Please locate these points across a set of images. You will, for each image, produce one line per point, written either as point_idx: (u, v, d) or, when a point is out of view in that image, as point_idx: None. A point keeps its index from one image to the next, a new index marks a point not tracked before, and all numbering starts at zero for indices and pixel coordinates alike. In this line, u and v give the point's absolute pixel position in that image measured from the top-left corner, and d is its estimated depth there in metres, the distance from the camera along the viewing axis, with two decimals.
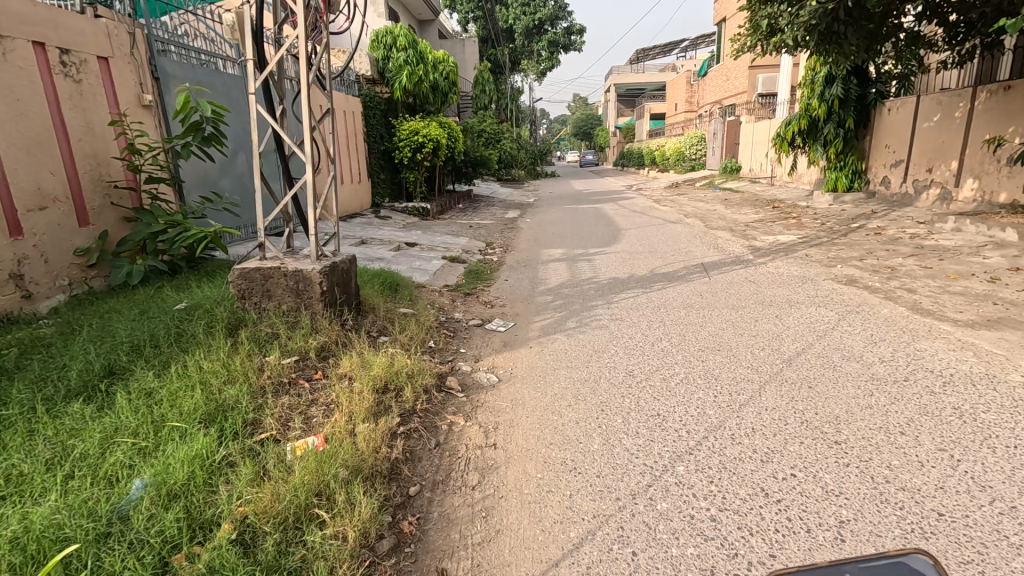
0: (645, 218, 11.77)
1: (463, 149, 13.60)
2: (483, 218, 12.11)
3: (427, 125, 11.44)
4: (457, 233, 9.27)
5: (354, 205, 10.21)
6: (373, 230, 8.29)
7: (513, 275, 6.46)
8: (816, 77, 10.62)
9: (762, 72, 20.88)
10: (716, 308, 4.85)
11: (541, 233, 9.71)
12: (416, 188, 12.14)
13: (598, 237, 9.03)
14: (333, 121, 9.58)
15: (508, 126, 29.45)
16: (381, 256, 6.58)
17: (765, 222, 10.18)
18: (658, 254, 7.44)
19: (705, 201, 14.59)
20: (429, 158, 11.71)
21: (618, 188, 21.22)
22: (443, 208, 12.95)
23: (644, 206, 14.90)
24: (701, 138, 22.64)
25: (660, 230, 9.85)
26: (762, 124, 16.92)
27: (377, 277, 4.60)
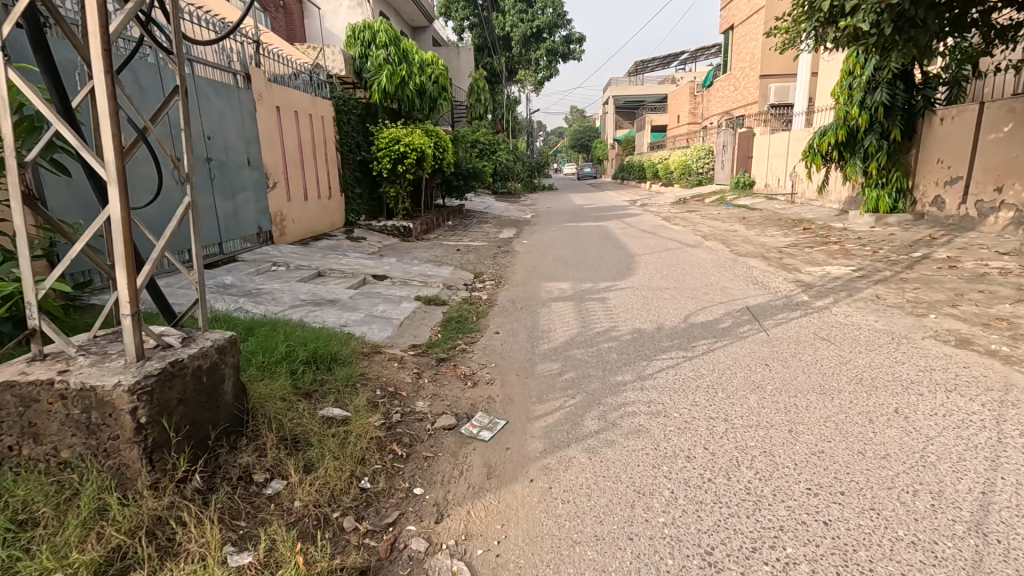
0: (658, 240, 10.33)
1: (452, 161, 12.18)
2: (474, 239, 10.63)
3: (410, 132, 10.01)
4: (441, 260, 7.78)
5: (320, 225, 8.71)
6: (336, 258, 6.78)
7: (507, 323, 4.97)
8: (856, 82, 9.30)
9: (774, 82, 19.68)
10: (797, 390, 3.36)
11: (541, 259, 8.24)
12: (397, 204, 10.66)
13: (609, 265, 7.57)
14: (299, 127, 8.16)
15: (505, 136, 28.13)
16: (336, 298, 5.06)
17: (801, 247, 8.74)
18: (688, 292, 5.95)
19: (721, 220, 13.16)
20: (413, 170, 10.27)
21: (621, 203, 19.85)
22: (430, 226, 11.47)
23: (654, 225, 13.48)
24: (709, 150, 21.33)
25: (680, 256, 8.40)
26: (778, 136, 15.59)
27: (303, 349, 3.09)
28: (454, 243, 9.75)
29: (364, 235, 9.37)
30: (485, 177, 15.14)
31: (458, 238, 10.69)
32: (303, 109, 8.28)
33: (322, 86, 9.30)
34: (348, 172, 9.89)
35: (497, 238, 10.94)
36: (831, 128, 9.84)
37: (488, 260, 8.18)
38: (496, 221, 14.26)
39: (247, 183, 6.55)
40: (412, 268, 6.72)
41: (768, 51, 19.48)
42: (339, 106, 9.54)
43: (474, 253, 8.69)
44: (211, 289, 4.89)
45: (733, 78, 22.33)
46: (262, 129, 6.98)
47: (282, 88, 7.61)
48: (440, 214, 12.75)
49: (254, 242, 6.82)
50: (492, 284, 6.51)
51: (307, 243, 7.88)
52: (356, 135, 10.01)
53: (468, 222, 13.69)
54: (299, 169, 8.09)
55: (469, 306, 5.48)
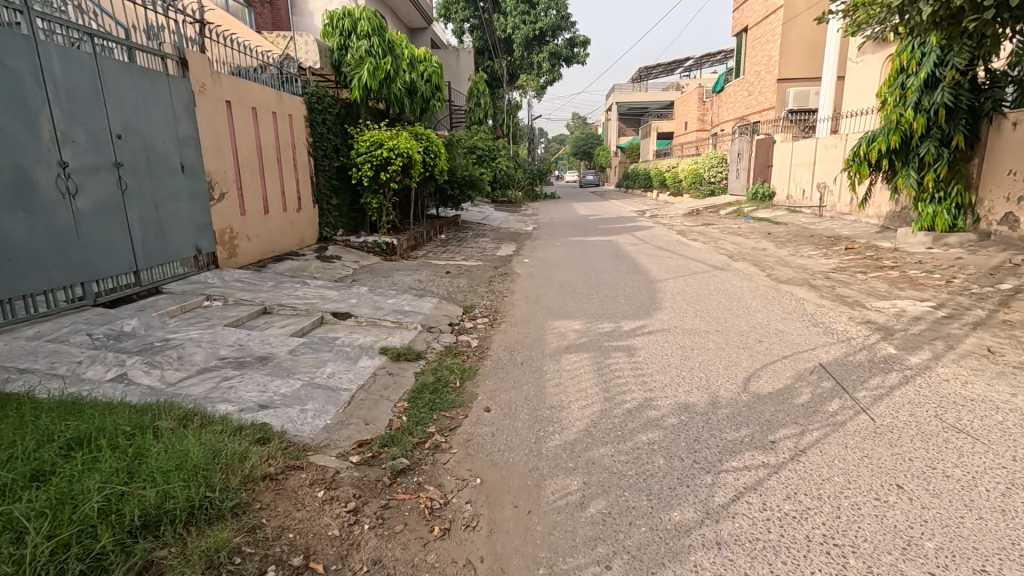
0: (680, 260, 9.05)
1: (445, 168, 10.91)
2: (468, 257, 9.34)
3: (395, 135, 8.73)
4: (426, 287, 6.46)
5: (284, 243, 7.42)
6: (293, 288, 5.47)
7: (504, 389, 3.66)
8: (910, 81, 8.03)
9: (792, 86, 18.46)
10: (978, 553, 2.03)
11: (546, 286, 6.92)
12: (381, 217, 9.38)
13: (628, 296, 6.27)
14: (260, 127, 6.87)
15: (506, 143, 26.92)
16: (273, 354, 3.74)
17: (851, 272, 7.43)
18: (735, 339, 4.66)
19: (744, 236, 11.87)
20: (399, 178, 9.01)
21: (629, 214, 18.61)
22: (419, 241, 10.19)
23: (669, 240, 12.20)
24: (722, 158, 20.09)
25: (711, 283, 7.11)
26: (800, 143, 14.35)
27: (147, 490, 1.85)
28: (445, 263, 8.44)
29: (339, 253, 8.07)
30: (482, 186, 13.88)
31: (450, 255, 9.39)
32: (264, 105, 6.98)
33: (293, 81, 8.03)
34: (323, 181, 8.60)
35: (495, 255, 9.64)
36: (880, 134, 8.50)
37: (483, 286, 6.89)
38: (494, 235, 12.99)
39: (179, 193, 5.26)
40: (386, 302, 5.40)
41: (785, 54, 18.28)
42: (313, 103, 8.26)
43: (467, 277, 7.39)
44: (96, 342, 3.56)
45: (746, 84, 21.14)
46: (205, 127, 5.69)
47: (235, 79, 6.31)
48: (432, 227, 11.46)
49: (193, 267, 5.52)
50: (486, 324, 5.20)
51: (266, 266, 6.57)
52: (333, 137, 8.73)
53: (463, 235, 12.40)
54: (258, 177, 6.78)
55: (455, 360, 4.17)
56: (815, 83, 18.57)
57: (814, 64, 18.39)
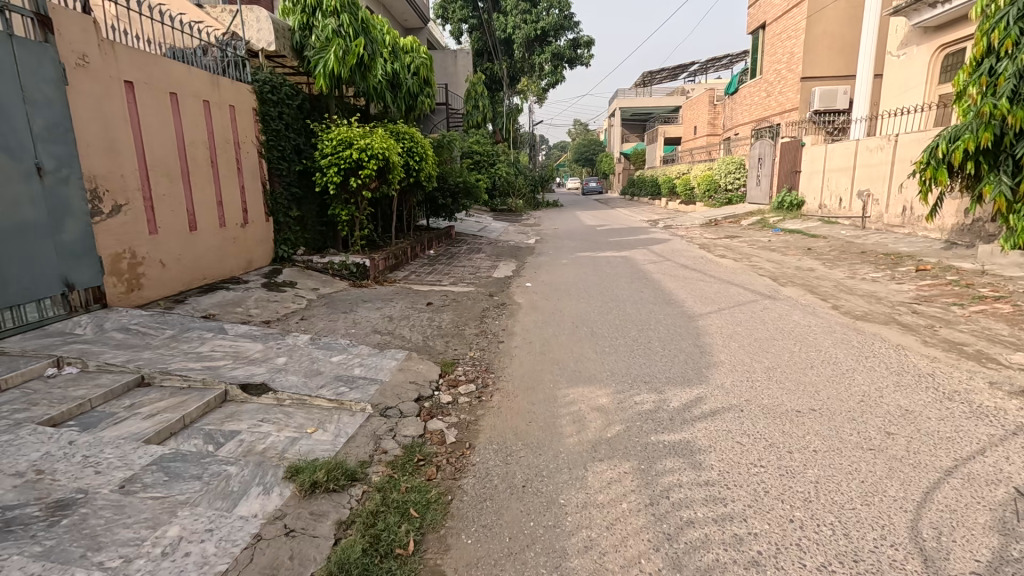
0: (715, 283, 7.48)
1: (433, 173, 9.36)
2: (458, 279, 7.76)
3: (369, 134, 7.18)
4: (395, 330, 4.87)
5: (219, 268, 5.83)
6: (200, 340, 3.86)
7: (492, 561, 2.05)
8: (1007, 65, 6.39)
9: (816, 85, 16.98)
10: None
11: (556, 325, 5.34)
12: (354, 232, 7.81)
13: (665, 344, 4.68)
14: (183, 119, 5.30)
15: (506, 148, 25.42)
16: (85, 493, 2.12)
17: (943, 305, 5.85)
18: (848, 429, 3.08)
19: (780, 251, 10.29)
20: (374, 181, 7.48)
21: (640, 224, 17.11)
22: (403, 259, 8.63)
23: (693, 255, 10.64)
24: (739, 163, 18.58)
25: (767, 319, 5.54)
26: (834, 146, 12.78)
27: None
28: (428, 290, 6.84)
29: (296, 279, 6.48)
30: (478, 194, 12.29)
31: (436, 277, 7.81)
32: (189, 91, 5.41)
33: (238, 65, 6.46)
34: (280, 188, 7.02)
35: (491, 277, 8.05)
36: (966, 130, 6.83)
37: (472, 324, 5.30)
38: (491, 249, 11.42)
39: (27, 205, 3.66)
40: (329, 359, 3.79)
41: (810, 50, 16.78)
42: (264, 93, 6.68)
43: (453, 310, 5.81)
44: None
45: (765, 84, 19.62)
46: (83, 115, 4.11)
47: (141, 52, 4.75)
48: (420, 242, 9.90)
49: (59, 310, 3.92)
50: (473, 395, 3.59)
51: (184, 300, 4.96)
52: (294, 134, 7.14)
53: (456, 250, 10.83)
54: (178, 184, 5.20)
55: (413, 482, 2.55)
56: (843, 81, 17.02)
57: (842, 61, 16.85)
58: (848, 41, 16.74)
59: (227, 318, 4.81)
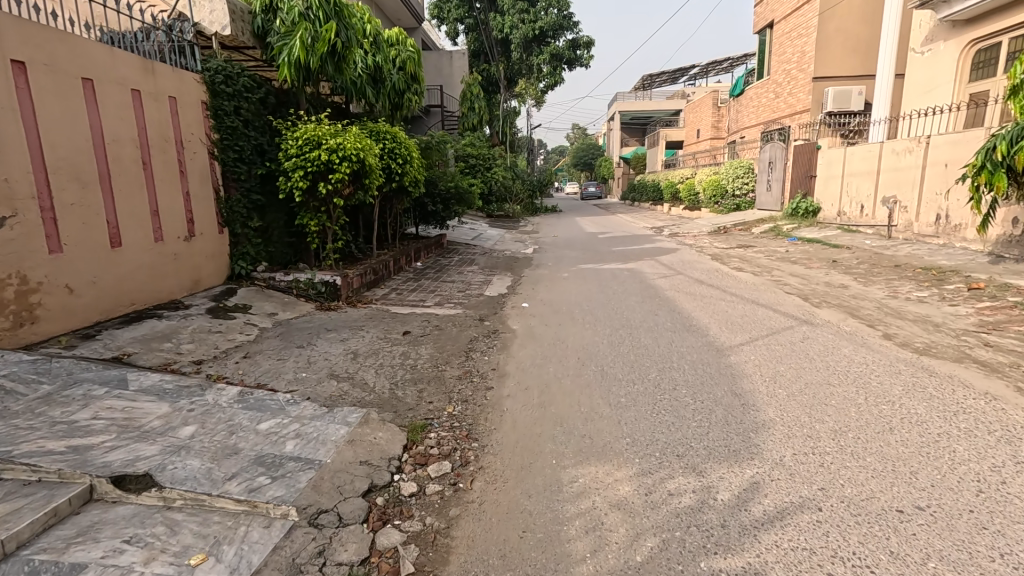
0: (739, 304, 6.54)
1: (419, 177, 8.42)
2: (444, 298, 6.80)
3: (340, 133, 6.23)
4: (357, 373, 3.90)
5: (151, 291, 4.85)
6: (83, 399, 2.88)
7: None
8: None
9: (829, 84, 16.11)
10: None
11: (557, 363, 4.39)
12: (326, 245, 6.85)
13: (695, 393, 3.72)
14: (102, 111, 4.35)
15: (503, 151, 24.47)
16: None
17: (1018, 335, 4.92)
18: (985, 548, 2.13)
19: (803, 264, 9.35)
20: (349, 187, 6.54)
21: (644, 231, 16.19)
22: (384, 275, 7.68)
23: (706, 267, 9.70)
24: (747, 167, 17.66)
25: (812, 354, 4.59)
26: (854, 149, 11.89)
27: None
28: (408, 313, 5.89)
29: (251, 302, 5.51)
30: (471, 200, 11.36)
31: (420, 296, 6.84)
32: (111, 77, 4.45)
33: (183, 52, 5.51)
34: (237, 195, 6.05)
35: (482, 295, 7.10)
36: None
37: (455, 362, 4.33)
38: (485, 260, 10.46)
39: None
40: (255, 428, 2.82)
41: (822, 49, 15.94)
42: (216, 84, 5.71)
43: (433, 341, 4.84)
44: None
45: (773, 84, 18.78)
46: None
47: (34, 25, 3.79)
48: (405, 254, 8.94)
49: None
50: (445, 483, 2.62)
51: (95, 336, 3.98)
52: (255, 133, 6.16)
53: (446, 262, 9.88)
54: (94, 190, 4.24)
55: None
56: (857, 81, 16.15)
57: (856, 60, 15.99)
58: (863, 39, 15.88)
59: (146, 358, 3.83)
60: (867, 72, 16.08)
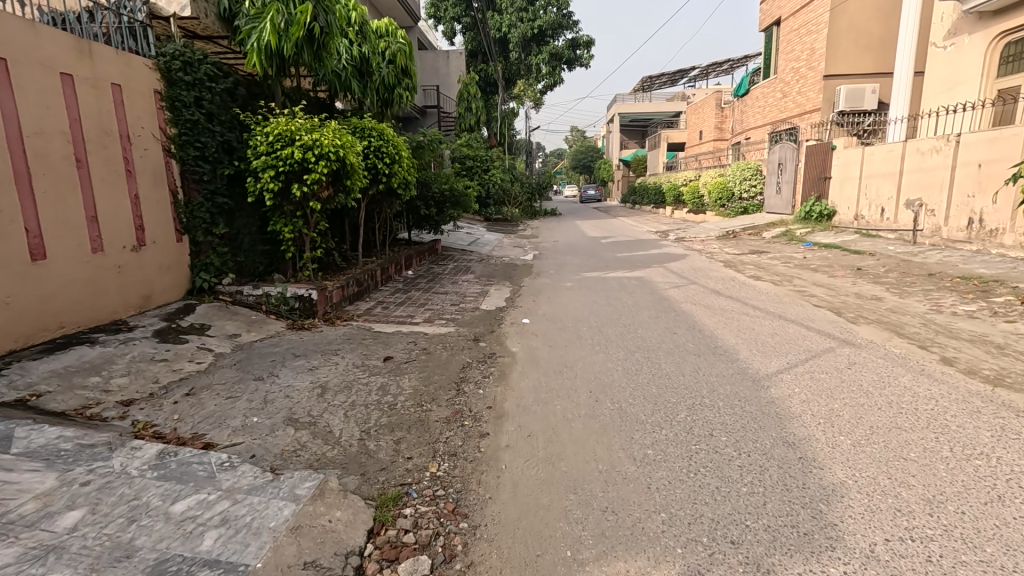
0: (766, 320, 5.81)
1: (408, 177, 7.71)
2: (434, 313, 6.07)
3: (315, 128, 5.50)
4: (323, 417, 3.18)
5: (86, 311, 4.12)
6: None
7: None
8: None
9: (841, 83, 15.49)
10: None
11: (565, 399, 3.68)
12: (302, 253, 6.13)
13: (737, 442, 3.02)
14: (19, 97, 3.63)
15: (501, 153, 23.79)
16: None
17: None
18: None
19: (825, 272, 8.67)
20: (327, 189, 5.82)
21: (649, 235, 15.47)
22: (369, 286, 6.96)
23: (721, 275, 8.98)
24: (755, 168, 16.99)
25: (867, 386, 3.87)
26: (873, 149, 11.21)
27: None
28: (392, 333, 5.16)
29: (210, 322, 4.77)
30: (466, 203, 10.67)
31: (408, 312, 6.12)
32: (31, 57, 3.73)
33: (134, 33, 4.80)
34: (198, 198, 5.32)
35: (478, 309, 6.37)
36: None
37: (442, 399, 3.60)
38: (481, 268, 9.73)
39: None
40: (166, 511, 2.09)
41: (833, 46, 15.32)
42: (173, 72, 5.00)
43: (418, 370, 4.11)
44: None
45: (781, 83, 18.15)
46: None
47: None
48: (394, 262, 8.21)
49: None
50: None
51: (1, 370, 3.25)
52: (221, 127, 5.44)
53: (439, 271, 9.15)
54: (7, 191, 3.52)
55: None
56: (870, 79, 15.49)
57: (869, 57, 15.34)
58: (876, 35, 15.23)
59: (60, 400, 3.10)
60: (881, 70, 15.43)
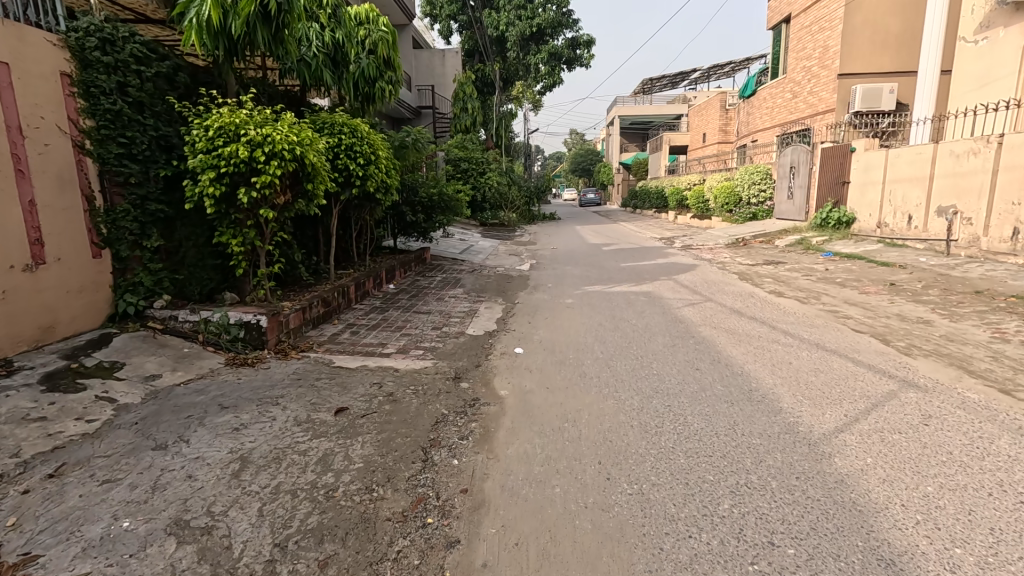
0: (803, 351, 4.92)
1: (385, 179, 6.80)
2: (412, 340, 5.15)
3: (264, 120, 4.60)
4: (227, 517, 2.26)
5: None
6: None
7: None
8: None
9: (857, 81, 14.65)
10: None
11: (567, 475, 2.76)
12: (252, 268, 5.20)
13: (813, 562, 2.12)
14: None
15: (498, 155, 22.89)
16: None
17: None
18: None
19: (855, 287, 7.79)
20: (284, 193, 4.91)
21: (653, 242, 14.56)
22: (339, 305, 6.05)
23: (738, 290, 8.09)
24: (764, 172, 16.08)
25: (960, 455, 2.96)
26: (898, 151, 10.34)
27: None
28: (356, 370, 4.24)
29: (127, 358, 3.86)
30: (456, 207, 9.76)
31: (381, 338, 5.20)
32: None
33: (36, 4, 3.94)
34: (123, 204, 4.41)
35: (464, 334, 5.46)
36: None
37: (401, 480, 2.68)
38: (473, 281, 8.82)
39: None
40: None
41: (848, 42, 14.51)
42: (88, 51, 4.10)
43: (377, 429, 3.19)
44: None
45: (791, 83, 17.32)
46: None
47: None
48: (373, 276, 7.29)
49: None
50: None
51: None
52: (154, 119, 4.53)
53: (425, 284, 8.27)
54: None
55: None
56: (888, 78, 14.65)
57: (886, 55, 14.51)
58: (894, 32, 14.41)
59: None
60: (899, 68, 14.59)
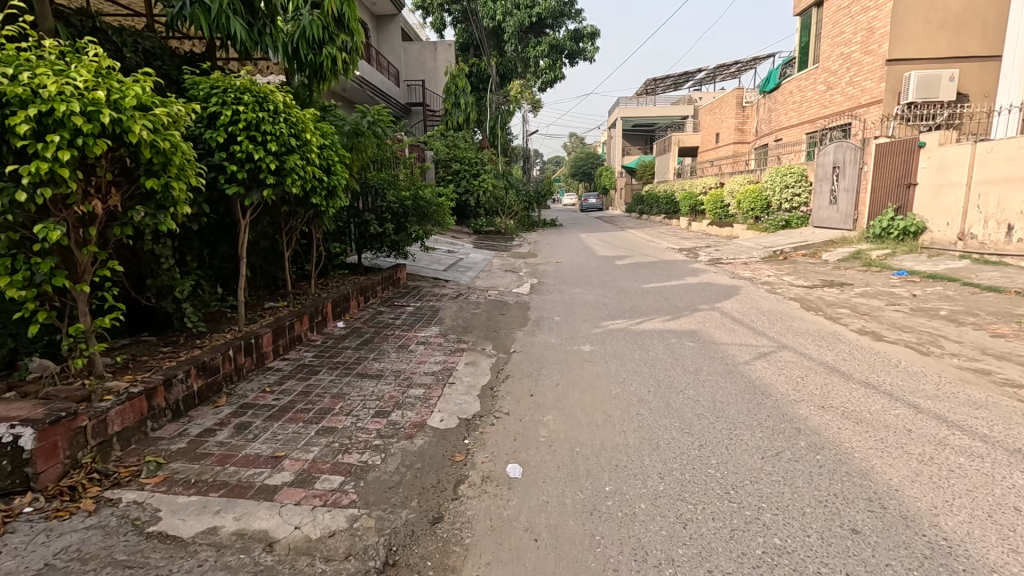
0: (1013, 473, 2.80)
1: (319, 173, 4.71)
2: (328, 451, 2.97)
3: (51, 61, 2.54)
4: None
5: None
6: None
7: None
8: None
9: (910, 68, 12.63)
10: None
11: None
12: (65, 317, 3.10)
13: None
14: None
15: (494, 156, 20.88)
16: None
17: None
18: None
19: (976, 324, 5.70)
20: (97, 195, 2.79)
21: (674, 256, 12.49)
22: (236, 368, 3.92)
23: (811, 328, 5.98)
24: (793, 171, 14.00)
25: None
26: (990, 144, 8.29)
27: None
28: (181, 560, 2.07)
29: None
30: (431, 210, 7.76)
31: (279, 444, 3.03)
32: None
33: None
34: None
35: (421, 429, 3.29)
36: None
37: None
38: (455, 313, 6.66)
39: None
40: None
41: (899, 23, 12.52)
42: None
43: None
44: None
45: (826, 73, 15.34)
46: None
47: None
48: (308, 315, 5.13)
49: None
50: None
51: None
52: None
53: (390, 319, 6.10)
54: None
55: None
56: (945, 64, 12.61)
57: (944, 38, 12.49)
58: (953, 10, 12.39)
59: None
60: (958, 53, 12.54)
